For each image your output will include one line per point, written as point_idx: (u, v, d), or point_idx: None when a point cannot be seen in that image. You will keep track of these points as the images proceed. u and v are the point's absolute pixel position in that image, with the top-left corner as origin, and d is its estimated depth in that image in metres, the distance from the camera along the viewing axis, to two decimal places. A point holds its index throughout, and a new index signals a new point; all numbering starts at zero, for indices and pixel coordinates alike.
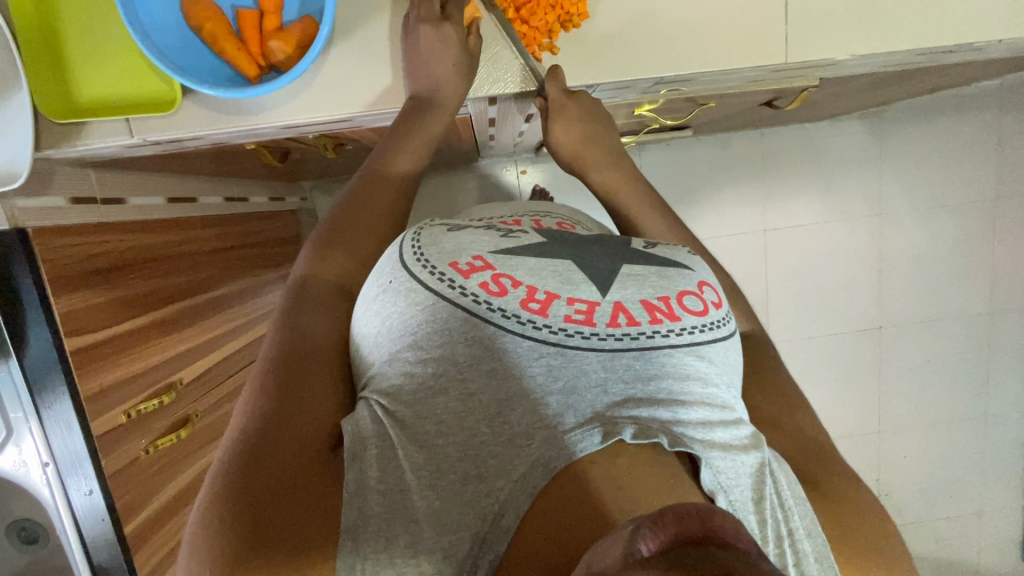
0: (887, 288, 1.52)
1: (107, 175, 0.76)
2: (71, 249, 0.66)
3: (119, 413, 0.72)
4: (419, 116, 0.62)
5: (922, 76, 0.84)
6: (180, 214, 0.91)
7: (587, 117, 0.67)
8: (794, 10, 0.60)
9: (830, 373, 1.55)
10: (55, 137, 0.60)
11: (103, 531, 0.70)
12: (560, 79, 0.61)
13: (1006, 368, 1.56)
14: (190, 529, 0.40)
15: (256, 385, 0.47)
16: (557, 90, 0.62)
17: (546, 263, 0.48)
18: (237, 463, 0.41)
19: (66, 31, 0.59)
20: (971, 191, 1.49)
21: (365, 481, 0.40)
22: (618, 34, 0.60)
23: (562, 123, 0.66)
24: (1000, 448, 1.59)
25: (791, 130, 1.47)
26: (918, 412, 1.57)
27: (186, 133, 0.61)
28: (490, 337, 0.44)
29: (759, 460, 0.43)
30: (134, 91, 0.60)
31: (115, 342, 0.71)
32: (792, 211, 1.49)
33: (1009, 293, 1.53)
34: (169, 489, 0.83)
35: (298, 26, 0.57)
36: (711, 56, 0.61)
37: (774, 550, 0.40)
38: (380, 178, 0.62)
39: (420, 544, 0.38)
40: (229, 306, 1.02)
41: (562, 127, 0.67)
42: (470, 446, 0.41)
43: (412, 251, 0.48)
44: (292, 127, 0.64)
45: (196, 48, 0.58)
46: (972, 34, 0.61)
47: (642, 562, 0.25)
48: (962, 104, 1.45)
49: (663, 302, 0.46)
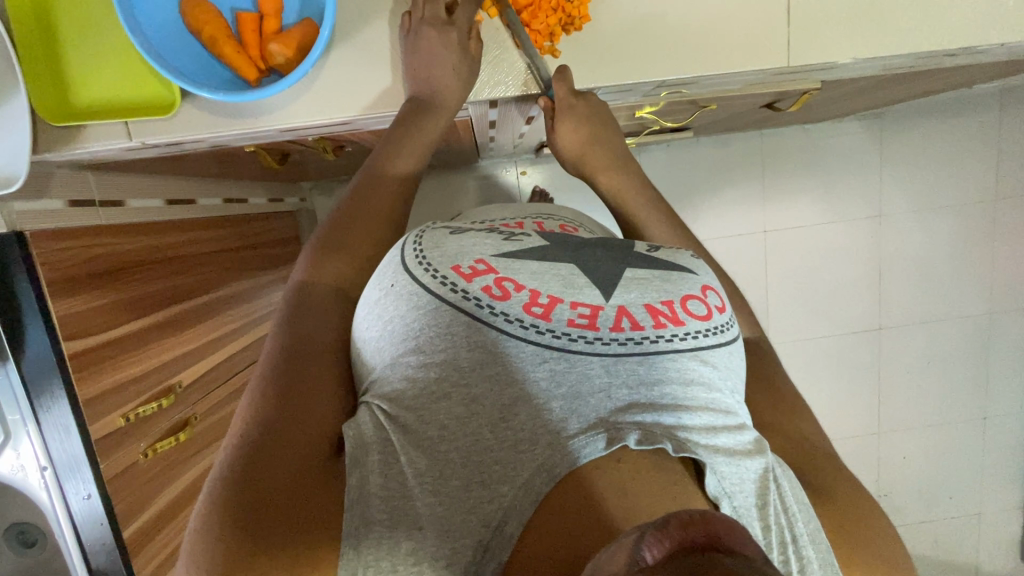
0: (887, 290, 1.52)
1: (105, 177, 0.76)
2: (69, 253, 0.65)
3: (118, 417, 0.71)
4: (420, 119, 0.62)
5: (923, 78, 0.84)
6: (179, 216, 0.91)
7: (595, 118, 0.66)
8: (796, 14, 0.60)
9: (830, 374, 1.56)
10: (53, 140, 0.60)
11: (102, 535, 0.70)
12: (568, 80, 0.60)
13: (1005, 369, 1.56)
14: (190, 537, 0.40)
15: (256, 390, 0.47)
16: (564, 91, 0.61)
17: (549, 266, 0.48)
18: (238, 470, 0.41)
19: (63, 33, 0.58)
20: (971, 193, 1.49)
21: (367, 488, 0.40)
22: (619, 37, 0.60)
23: (569, 123, 0.65)
24: (999, 449, 1.60)
25: (791, 131, 1.47)
26: (918, 414, 1.58)
27: (185, 136, 0.61)
28: (493, 342, 0.44)
29: (763, 466, 0.43)
30: (133, 94, 0.60)
31: (115, 345, 0.71)
32: (792, 213, 1.49)
33: (1008, 295, 1.53)
34: (169, 492, 0.83)
35: (298, 29, 0.57)
36: (712, 60, 0.61)
37: (778, 557, 0.40)
38: (381, 181, 0.62)
39: (423, 551, 0.38)
40: (229, 308, 1.02)
41: (568, 127, 0.65)
42: (473, 451, 0.41)
43: (414, 255, 0.48)
44: (292, 130, 0.64)
45: (195, 51, 0.58)
46: (975, 38, 0.61)
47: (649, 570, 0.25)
48: (962, 105, 1.45)
49: (667, 306, 0.46)
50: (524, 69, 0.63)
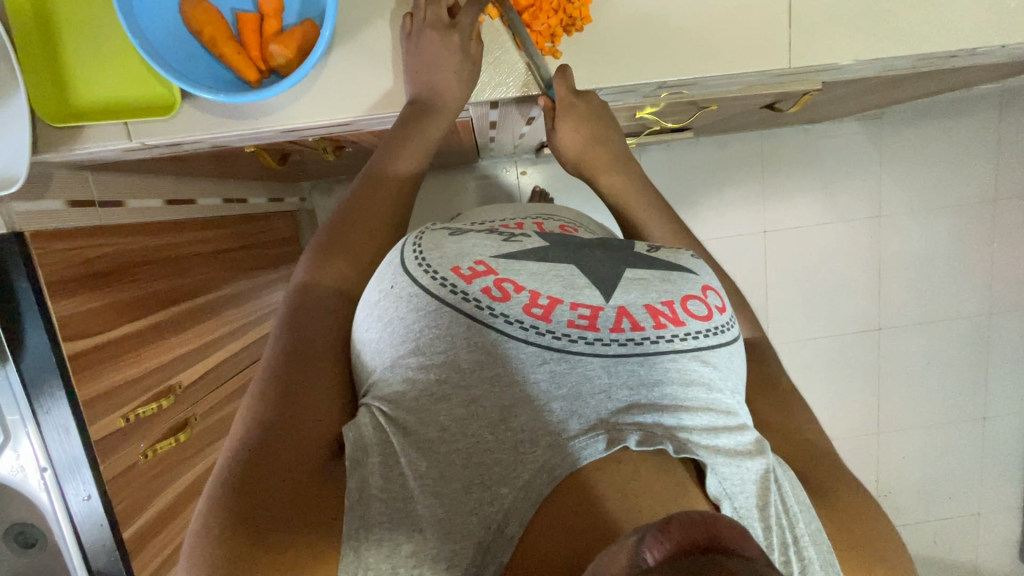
0: (886, 290, 1.52)
1: (105, 178, 0.76)
2: (69, 254, 0.65)
3: (117, 419, 0.71)
4: (420, 119, 0.62)
5: (924, 79, 0.84)
6: (178, 216, 0.90)
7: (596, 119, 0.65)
8: (797, 15, 0.60)
9: (830, 375, 1.56)
10: (52, 141, 0.60)
11: (102, 536, 0.70)
12: (569, 77, 0.60)
13: (1003, 369, 1.56)
14: (190, 539, 0.40)
15: (256, 392, 0.47)
16: (565, 89, 0.61)
17: (549, 267, 0.48)
18: (238, 472, 0.41)
19: (63, 34, 0.58)
20: (971, 194, 1.49)
21: (367, 490, 0.40)
22: (620, 38, 0.60)
23: (570, 123, 0.64)
24: (998, 449, 1.60)
25: (791, 132, 1.47)
26: (917, 414, 1.58)
27: (185, 137, 0.61)
28: (493, 342, 0.44)
29: (763, 466, 0.43)
30: (133, 95, 0.59)
31: (115, 346, 0.71)
32: (792, 213, 1.49)
33: (1007, 295, 1.53)
34: (169, 492, 0.83)
35: (299, 29, 0.57)
36: (713, 61, 0.61)
37: (779, 558, 0.40)
38: (381, 181, 0.61)
39: (423, 553, 0.38)
40: (228, 308, 1.02)
41: (568, 128, 0.65)
42: (474, 453, 0.41)
43: (414, 256, 0.48)
44: (292, 130, 0.64)
45: (195, 52, 0.57)
46: (976, 39, 0.61)
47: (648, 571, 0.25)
48: (962, 106, 1.45)
49: (667, 306, 0.46)
50: (523, 71, 0.63)
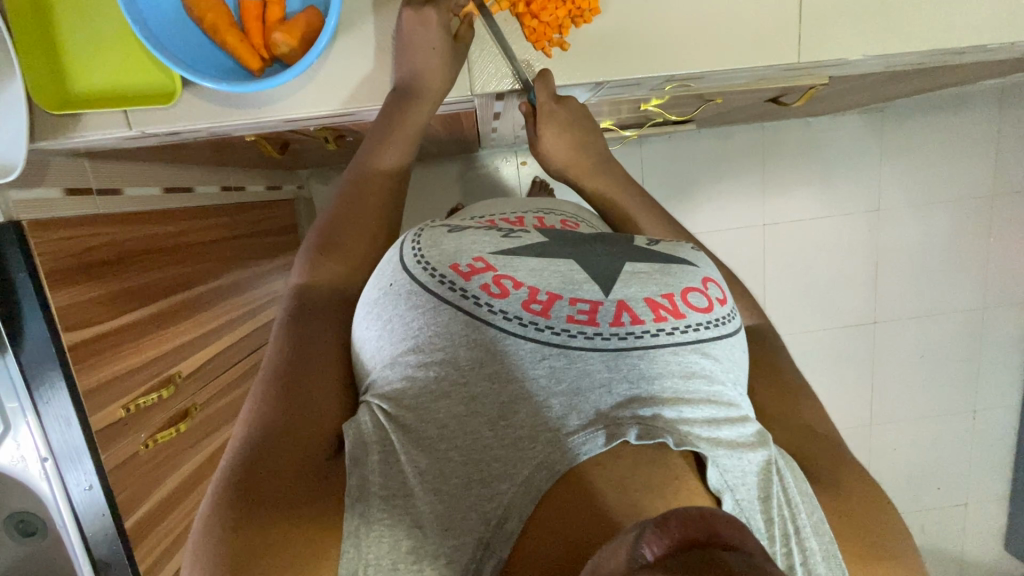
0: (883, 284, 1.53)
1: (102, 166, 0.74)
2: (62, 243, 0.64)
3: (118, 409, 0.71)
4: (409, 100, 0.60)
5: (931, 73, 0.84)
6: (175, 204, 0.89)
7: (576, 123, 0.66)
8: (808, 9, 0.59)
9: (825, 368, 1.57)
10: (50, 129, 0.59)
11: (103, 525, 0.70)
12: (549, 83, 0.60)
13: (996, 363, 1.58)
14: (191, 534, 0.40)
15: (257, 391, 0.46)
16: (546, 94, 0.61)
17: (548, 263, 0.47)
18: (239, 469, 0.41)
19: (60, 19, 0.57)
20: (970, 188, 1.49)
21: (367, 486, 0.40)
22: (627, 31, 0.59)
23: (552, 129, 0.65)
24: (988, 441, 1.62)
25: (792, 125, 1.46)
26: (909, 406, 1.60)
27: (185, 127, 0.60)
28: (491, 339, 0.43)
29: (765, 458, 0.43)
30: (132, 82, 0.59)
31: (116, 335, 0.71)
32: (791, 205, 1.49)
33: (1003, 290, 1.54)
34: (169, 481, 0.83)
35: (303, 17, 0.56)
36: (724, 54, 0.60)
37: (780, 550, 0.40)
38: (368, 178, 0.60)
39: (423, 549, 0.38)
40: (226, 298, 1.01)
41: (558, 130, 0.66)
42: (473, 450, 0.40)
43: (413, 253, 0.48)
44: (294, 120, 0.63)
45: (196, 41, 0.57)
46: (987, 35, 0.60)
47: (646, 567, 0.24)
48: (964, 101, 1.44)
49: (668, 299, 0.45)
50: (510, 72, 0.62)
